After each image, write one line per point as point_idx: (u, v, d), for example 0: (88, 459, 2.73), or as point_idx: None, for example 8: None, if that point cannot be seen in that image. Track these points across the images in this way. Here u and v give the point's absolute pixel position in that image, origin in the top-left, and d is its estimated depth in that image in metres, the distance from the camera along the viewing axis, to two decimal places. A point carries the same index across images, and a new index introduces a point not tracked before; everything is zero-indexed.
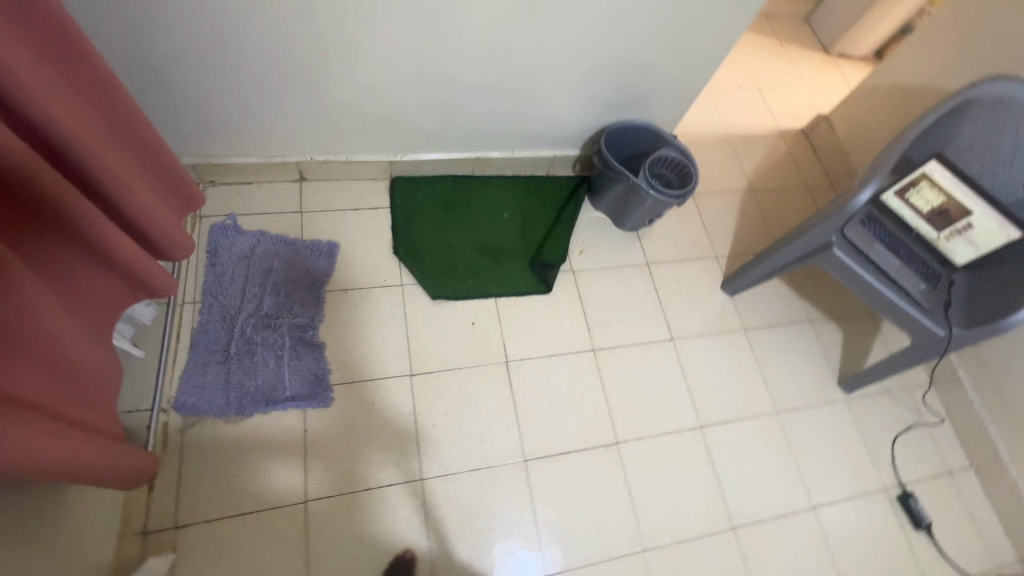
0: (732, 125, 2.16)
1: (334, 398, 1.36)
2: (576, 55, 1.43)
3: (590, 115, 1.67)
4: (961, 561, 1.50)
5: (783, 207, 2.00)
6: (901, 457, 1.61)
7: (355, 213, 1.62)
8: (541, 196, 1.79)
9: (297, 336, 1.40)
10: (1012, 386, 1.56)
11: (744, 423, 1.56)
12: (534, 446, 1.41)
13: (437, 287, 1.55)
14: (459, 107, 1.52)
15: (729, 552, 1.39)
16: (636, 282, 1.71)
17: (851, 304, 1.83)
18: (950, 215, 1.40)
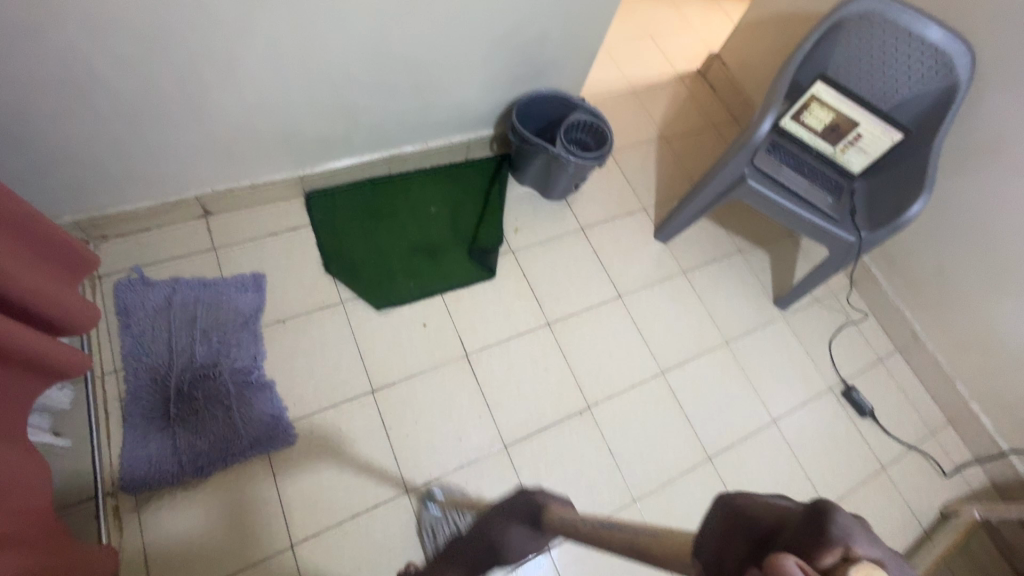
0: (634, 78, 2.20)
1: (297, 434, 1.30)
2: (471, 33, 1.39)
3: (496, 93, 1.64)
4: (903, 435, 1.68)
5: (695, 149, 2.07)
6: (839, 357, 1.76)
7: (274, 238, 1.52)
8: (465, 183, 1.76)
9: (242, 380, 1.31)
10: (918, 272, 1.73)
11: (700, 360, 1.64)
12: (511, 430, 1.42)
13: (380, 297, 1.50)
14: (361, 107, 1.45)
15: (710, 481, 1.48)
16: (575, 249, 1.73)
17: (772, 228, 1.95)
18: (841, 128, 1.52)
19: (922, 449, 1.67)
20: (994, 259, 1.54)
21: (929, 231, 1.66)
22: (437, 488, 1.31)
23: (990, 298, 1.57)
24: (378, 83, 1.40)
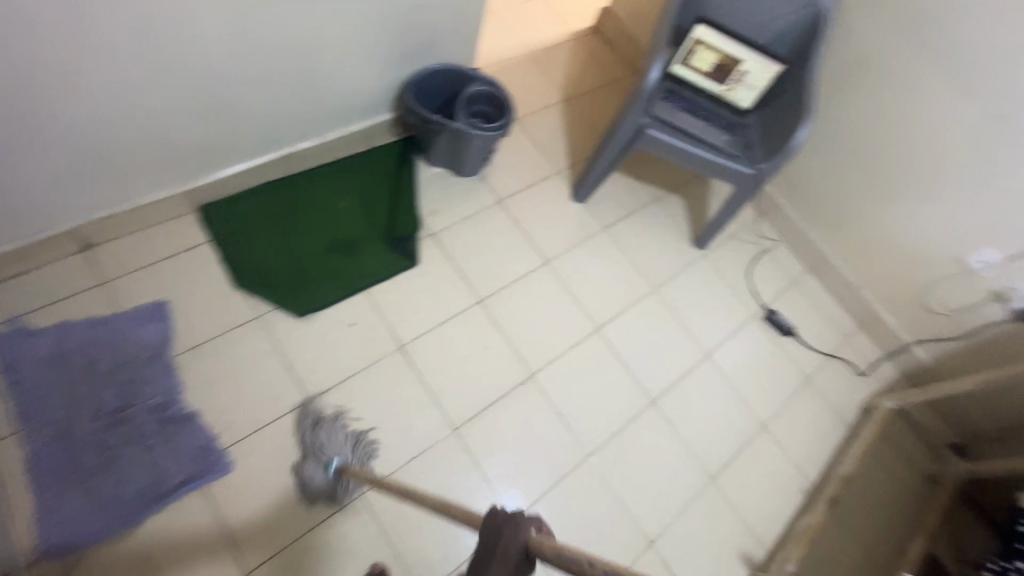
0: (530, 42, 2.18)
1: (233, 460, 1.23)
2: (343, 11, 1.32)
3: (386, 73, 1.58)
4: (822, 346, 1.81)
5: (600, 106, 2.09)
6: (758, 285, 1.87)
7: (171, 260, 1.40)
8: (372, 171, 1.69)
9: (162, 417, 1.23)
10: (816, 194, 1.84)
11: (632, 310, 1.69)
12: (457, 413, 1.41)
13: (299, 303, 1.43)
14: (239, 106, 1.35)
15: (656, 422, 1.54)
16: (495, 222, 1.72)
17: (682, 173, 2.02)
18: (727, 67, 1.58)
19: (839, 356, 1.81)
20: (877, 170, 1.66)
21: (820, 153, 1.78)
22: (328, 453, 1.26)
23: (878, 207, 1.70)
24: (252, 76, 1.31)
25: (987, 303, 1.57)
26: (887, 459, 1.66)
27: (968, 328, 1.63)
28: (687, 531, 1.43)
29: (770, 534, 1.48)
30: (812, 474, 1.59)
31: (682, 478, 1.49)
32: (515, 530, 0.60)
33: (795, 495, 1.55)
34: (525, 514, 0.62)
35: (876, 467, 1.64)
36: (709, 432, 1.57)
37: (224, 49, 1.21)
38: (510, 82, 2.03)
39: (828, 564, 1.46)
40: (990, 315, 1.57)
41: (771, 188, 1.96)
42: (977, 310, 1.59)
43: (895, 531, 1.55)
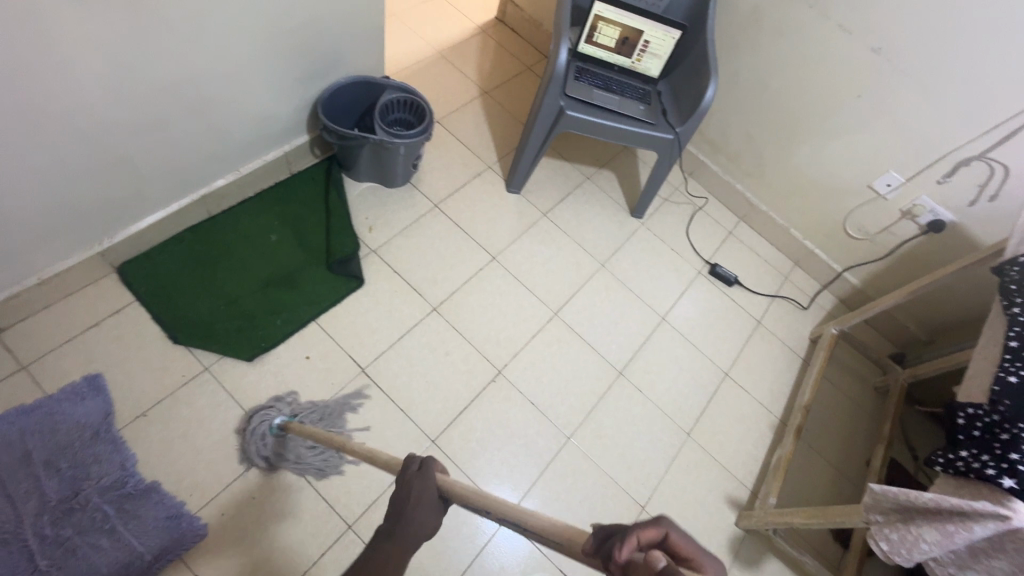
0: (436, 42, 2.15)
1: (206, 523, 1.17)
2: (233, 36, 1.26)
3: (293, 95, 1.52)
4: (766, 288, 1.91)
5: (518, 94, 2.10)
6: (697, 242, 1.94)
7: (97, 328, 1.31)
8: (299, 197, 1.63)
9: (118, 495, 1.15)
10: (734, 147, 1.93)
11: (585, 288, 1.73)
12: (433, 424, 1.40)
13: (248, 346, 1.37)
14: (140, 154, 1.27)
15: (627, 392, 1.59)
16: (436, 227, 1.70)
17: (608, 148, 2.07)
18: (631, 40, 1.62)
19: (783, 294, 1.92)
20: (785, 115, 1.76)
21: (731, 107, 1.87)
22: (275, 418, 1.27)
23: (791, 150, 1.80)
24: (145, 119, 1.22)
25: (900, 221, 1.69)
26: (841, 381, 1.78)
27: (888, 247, 1.76)
28: (674, 489, 1.48)
29: (751, 474, 1.56)
30: (778, 409, 1.68)
31: (661, 439, 1.54)
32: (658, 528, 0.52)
33: (766, 432, 1.63)
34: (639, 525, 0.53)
35: (832, 391, 1.75)
36: (678, 390, 1.63)
37: (108, 95, 1.12)
38: (424, 84, 2.00)
39: (806, 489, 1.55)
40: (904, 232, 1.70)
41: (693, 149, 2.03)
42: (892, 229, 1.72)
43: (859, 445, 1.67)
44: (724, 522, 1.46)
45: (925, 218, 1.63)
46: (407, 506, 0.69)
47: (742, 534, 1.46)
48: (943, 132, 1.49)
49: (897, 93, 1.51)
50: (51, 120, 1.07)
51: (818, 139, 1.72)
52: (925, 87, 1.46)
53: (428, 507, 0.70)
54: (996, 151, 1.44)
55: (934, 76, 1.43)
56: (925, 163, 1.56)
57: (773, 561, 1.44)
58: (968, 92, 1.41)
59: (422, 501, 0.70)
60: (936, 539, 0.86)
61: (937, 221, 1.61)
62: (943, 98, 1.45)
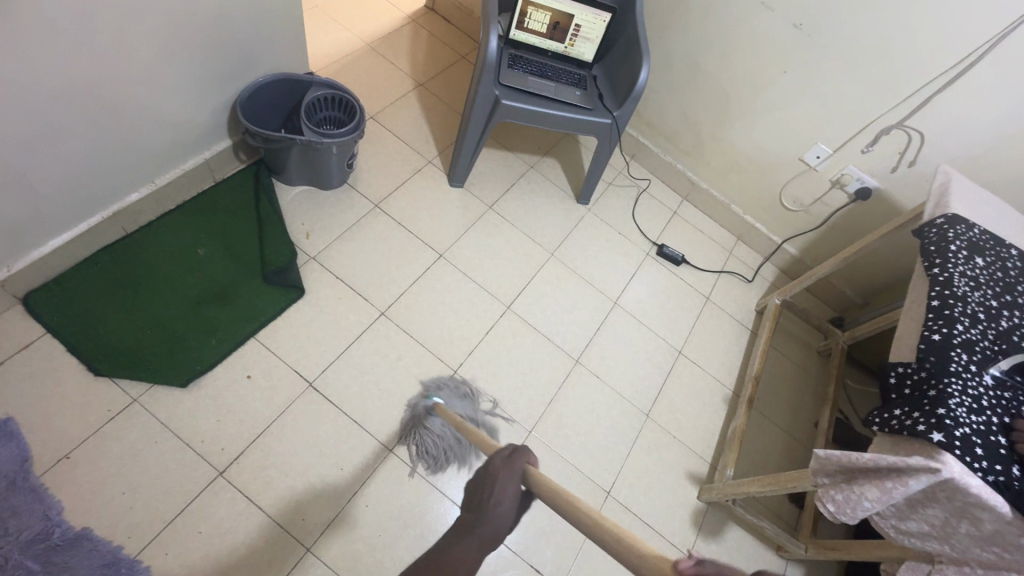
0: (363, 33, 2.06)
1: (148, 565, 1.09)
2: (131, 36, 1.15)
3: (207, 97, 1.41)
4: (712, 265, 1.96)
5: (453, 85, 2.05)
6: (644, 224, 1.96)
7: (2, 367, 1.18)
8: (227, 206, 1.53)
9: (44, 548, 1.05)
10: (672, 127, 1.95)
11: (537, 279, 1.71)
12: (390, 432, 1.35)
13: (181, 371, 1.28)
14: (35, 171, 1.14)
15: (585, 378, 1.59)
16: (377, 228, 1.64)
17: (549, 135, 2.05)
18: (562, 24, 1.60)
19: (728, 269, 1.97)
20: (718, 94, 1.78)
21: (666, 89, 1.88)
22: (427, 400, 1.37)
23: (727, 128, 1.84)
24: (36, 135, 1.10)
25: (831, 191, 1.76)
26: (786, 348, 1.85)
27: (821, 217, 1.83)
28: (638, 470, 1.50)
29: (709, 447, 1.60)
30: (730, 382, 1.74)
31: (622, 423, 1.55)
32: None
33: (721, 405, 1.68)
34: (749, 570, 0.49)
35: (779, 358, 1.82)
36: (635, 373, 1.65)
37: None
38: (353, 79, 1.91)
39: (760, 456, 1.61)
40: (835, 201, 1.77)
41: (633, 131, 2.04)
42: (824, 200, 1.79)
43: (806, 408, 1.75)
44: (687, 497, 1.50)
45: (853, 187, 1.70)
46: (490, 491, 0.71)
47: (704, 507, 1.50)
48: (864, 103, 1.55)
49: (821, 67, 1.56)
50: None
51: (751, 116, 1.76)
52: (846, 60, 1.51)
53: (509, 497, 0.71)
54: (912, 120, 1.51)
55: (853, 50, 1.48)
56: (849, 134, 1.62)
57: (736, 529, 1.49)
58: (884, 63, 1.46)
59: (506, 489, 0.71)
60: (877, 496, 0.91)
61: (864, 188, 1.68)
62: (862, 70, 1.50)
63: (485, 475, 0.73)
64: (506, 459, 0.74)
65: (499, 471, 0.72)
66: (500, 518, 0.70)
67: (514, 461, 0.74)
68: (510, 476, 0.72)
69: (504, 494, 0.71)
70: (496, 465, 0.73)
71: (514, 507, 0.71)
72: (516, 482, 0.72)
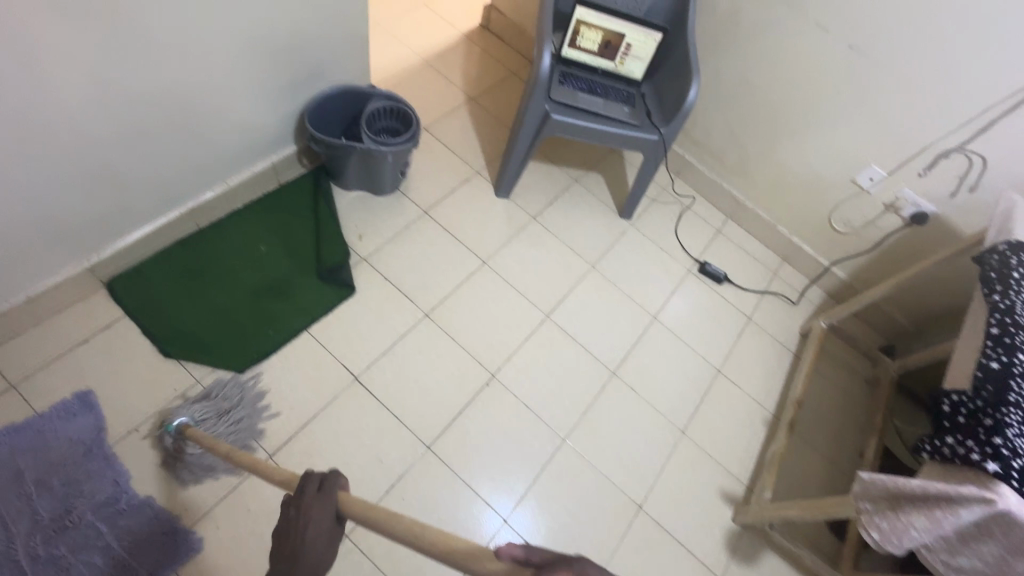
0: (422, 50, 2.17)
1: (201, 536, 1.16)
2: (217, 48, 1.26)
3: (278, 106, 1.53)
4: (755, 285, 1.93)
5: (505, 100, 2.12)
6: (686, 241, 1.96)
7: (87, 344, 1.30)
8: (288, 207, 1.64)
9: (112, 511, 1.14)
10: (719, 146, 1.96)
11: (576, 290, 1.74)
12: (428, 430, 1.40)
13: (240, 358, 1.37)
14: (127, 168, 1.27)
15: (620, 390, 1.59)
16: (426, 233, 1.71)
17: (595, 151, 2.09)
18: (613, 43, 1.64)
19: (772, 290, 1.94)
20: (766, 113, 1.78)
21: (715, 107, 1.89)
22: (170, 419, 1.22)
23: (775, 147, 1.82)
24: (129, 135, 1.22)
25: (883, 214, 1.72)
26: (831, 374, 1.80)
27: (873, 241, 1.79)
28: (670, 487, 1.48)
29: (746, 469, 1.57)
30: (771, 404, 1.70)
31: (655, 438, 1.55)
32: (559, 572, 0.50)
33: (759, 427, 1.65)
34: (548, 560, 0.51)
35: (823, 384, 1.77)
36: (671, 389, 1.64)
37: (93, 110, 1.13)
38: (411, 93, 2.01)
39: (800, 482, 1.56)
40: (888, 224, 1.72)
41: (679, 149, 2.05)
42: (876, 223, 1.75)
43: (852, 437, 1.69)
44: (720, 518, 1.47)
45: (908, 211, 1.65)
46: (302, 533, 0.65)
47: (739, 530, 1.46)
48: (921, 126, 1.52)
49: (875, 89, 1.54)
50: (33, 136, 1.07)
51: (800, 136, 1.75)
52: (901, 81, 1.48)
53: (323, 530, 0.66)
54: (973, 143, 1.47)
55: (910, 71, 1.46)
56: (904, 156, 1.59)
57: (771, 554, 1.45)
58: (942, 85, 1.44)
59: (318, 523, 0.66)
60: (925, 525, 0.88)
61: (920, 213, 1.63)
62: (918, 92, 1.48)
63: (295, 521, 0.67)
64: (314, 491, 0.69)
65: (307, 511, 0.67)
66: (319, 552, 0.65)
67: (323, 491, 0.69)
68: (321, 512, 0.67)
69: (316, 526, 0.66)
70: (303, 501, 0.68)
71: (329, 539, 0.67)
72: (330, 515, 0.68)
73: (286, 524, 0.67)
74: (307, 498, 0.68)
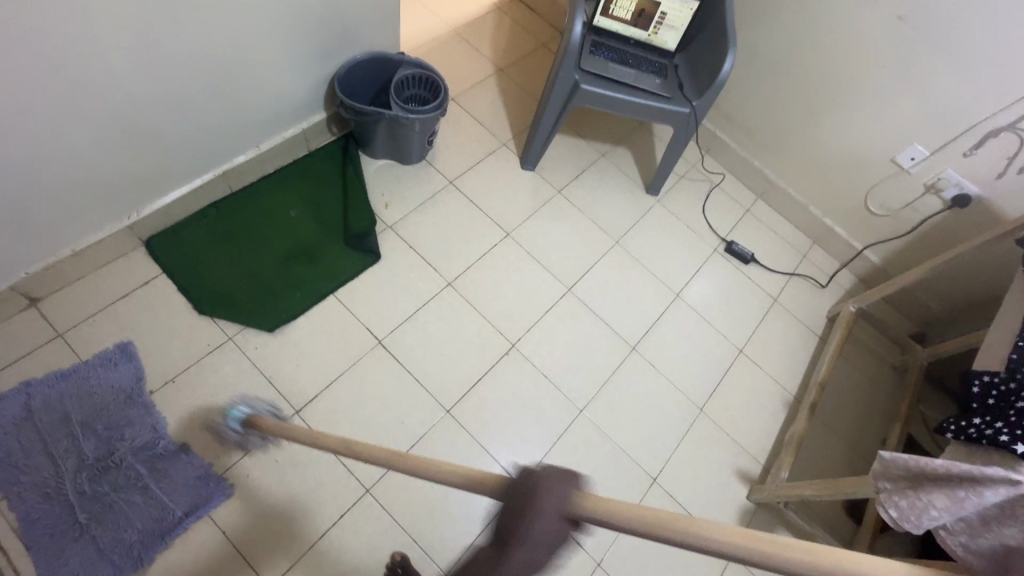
0: (451, 20, 2.15)
1: (232, 484, 1.22)
2: (252, 11, 1.28)
3: (310, 71, 1.54)
4: (783, 266, 1.89)
5: (533, 72, 2.09)
6: (713, 220, 1.93)
7: (127, 298, 1.36)
8: (317, 173, 1.66)
9: (150, 455, 1.21)
10: (752, 122, 1.90)
11: (599, 265, 1.73)
12: (448, 395, 1.43)
13: (270, 318, 1.41)
14: (166, 128, 1.31)
15: (640, 366, 1.60)
16: (451, 204, 1.72)
17: (624, 125, 2.05)
18: (647, 12, 1.60)
19: (800, 273, 1.90)
20: (806, 88, 1.72)
21: (751, 82, 1.83)
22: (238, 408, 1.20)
23: (813, 124, 1.76)
24: (167, 96, 1.26)
25: (924, 196, 1.65)
26: (857, 359, 1.76)
27: (910, 224, 1.73)
28: (686, 462, 1.49)
29: (763, 449, 1.56)
30: (793, 386, 1.68)
31: (673, 414, 1.55)
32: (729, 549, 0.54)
33: (780, 409, 1.63)
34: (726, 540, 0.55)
35: (849, 369, 1.73)
36: (692, 367, 1.63)
37: (134, 69, 1.16)
38: (439, 62, 2.00)
39: (818, 465, 1.55)
40: (928, 207, 1.66)
41: (711, 125, 2.01)
42: (915, 205, 1.68)
43: (875, 423, 1.66)
44: (735, 495, 1.47)
45: (950, 192, 1.59)
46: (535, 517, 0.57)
47: (753, 508, 1.47)
48: (971, 102, 1.44)
49: (924, 62, 1.46)
50: (80, 95, 1.11)
51: (840, 113, 1.68)
52: (954, 54, 1.41)
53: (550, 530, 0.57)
54: None
55: (965, 43, 1.38)
56: (951, 135, 1.52)
57: (785, 534, 1.45)
58: (998, 59, 1.36)
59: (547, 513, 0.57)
60: (946, 504, 0.87)
61: (963, 195, 1.56)
62: (971, 66, 1.40)
63: (525, 498, 0.58)
64: (558, 475, 0.59)
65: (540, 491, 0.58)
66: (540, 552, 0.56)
67: (566, 479, 0.59)
68: (555, 505, 0.57)
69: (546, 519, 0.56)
70: (537, 482, 0.58)
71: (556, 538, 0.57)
72: (562, 511, 0.57)
73: (513, 500, 0.59)
74: (545, 480, 0.58)
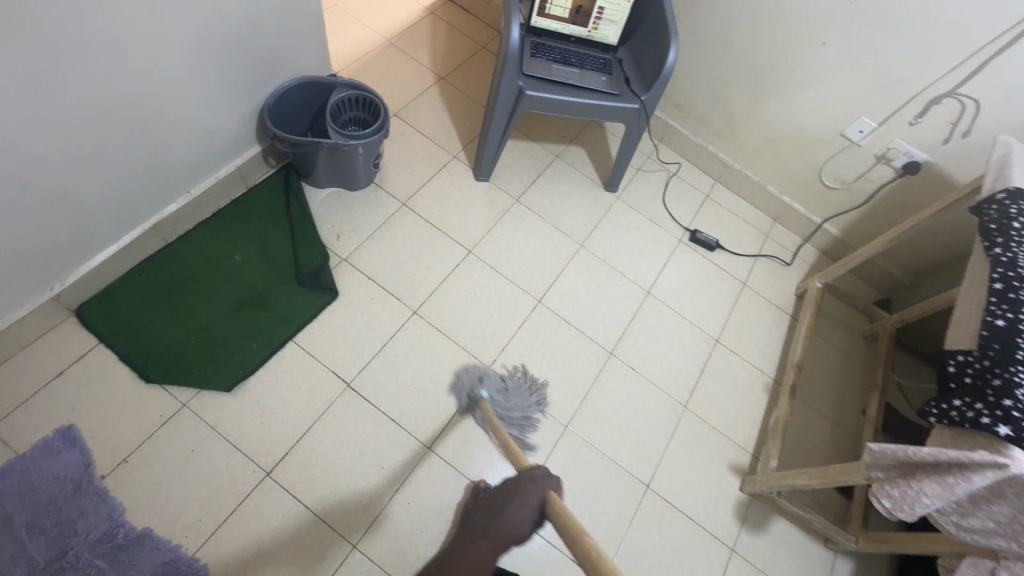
0: (383, 30, 2.05)
1: (205, 563, 1.13)
2: (161, 50, 1.18)
3: (234, 105, 1.43)
4: (747, 248, 1.89)
5: (475, 77, 2.02)
6: (675, 210, 1.91)
7: (63, 377, 1.24)
8: (259, 210, 1.55)
9: (110, 546, 1.11)
10: (702, 108, 1.89)
11: (566, 272, 1.69)
12: (427, 431, 1.37)
13: (225, 376, 1.32)
14: (80, 188, 1.20)
15: (620, 371, 1.57)
16: (406, 227, 1.64)
17: (574, 123, 2.01)
18: (584, 7, 1.55)
19: (765, 253, 1.90)
20: (751, 69, 1.70)
21: (696, 68, 1.81)
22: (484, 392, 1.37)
23: (761, 105, 1.75)
24: (78, 153, 1.15)
25: (875, 167, 1.66)
26: (830, 333, 1.78)
27: (865, 195, 1.74)
28: (677, 463, 1.48)
29: (751, 438, 1.56)
30: (771, 370, 1.68)
31: (658, 416, 1.53)
32: (535, 480, 0.92)
33: (761, 394, 1.63)
34: (542, 472, 0.94)
35: (822, 344, 1.75)
36: (671, 363, 1.62)
37: (33, 133, 1.05)
38: (376, 78, 1.91)
39: (805, 446, 1.56)
40: (880, 176, 1.67)
41: (661, 114, 1.98)
42: (868, 176, 1.70)
43: (852, 395, 1.68)
44: (729, 488, 1.47)
45: (900, 161, 1.60)
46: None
47: (747, 500, 1.46)
48: (911, 72, 1.45)
49: (863, 37, 1.46)
50: None
51: (786, 92, 1.68)
52: (891, 26, 1.41)
53: (527, 505, 0.90)
54: (965, 86, 1.41)
55: (899, 15, 1.38)
56: (895, 105, 1.52)
57: (781, 521, 1.45)
58: (933, 29, 1.36)
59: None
60: (937, 492, 0.86)
61: (912, 162, 1.58)
62: (907, 36, 1.40)
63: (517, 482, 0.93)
64: (542, 474, 0.94)
65: (529, 479, 0.93)
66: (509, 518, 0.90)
67: (543, 478, 0.93)
68: (532, 496, 0.91)
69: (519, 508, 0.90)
70: (533, 475, 0.93)
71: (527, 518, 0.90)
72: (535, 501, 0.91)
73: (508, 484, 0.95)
74: (535, 476, 0.93)
